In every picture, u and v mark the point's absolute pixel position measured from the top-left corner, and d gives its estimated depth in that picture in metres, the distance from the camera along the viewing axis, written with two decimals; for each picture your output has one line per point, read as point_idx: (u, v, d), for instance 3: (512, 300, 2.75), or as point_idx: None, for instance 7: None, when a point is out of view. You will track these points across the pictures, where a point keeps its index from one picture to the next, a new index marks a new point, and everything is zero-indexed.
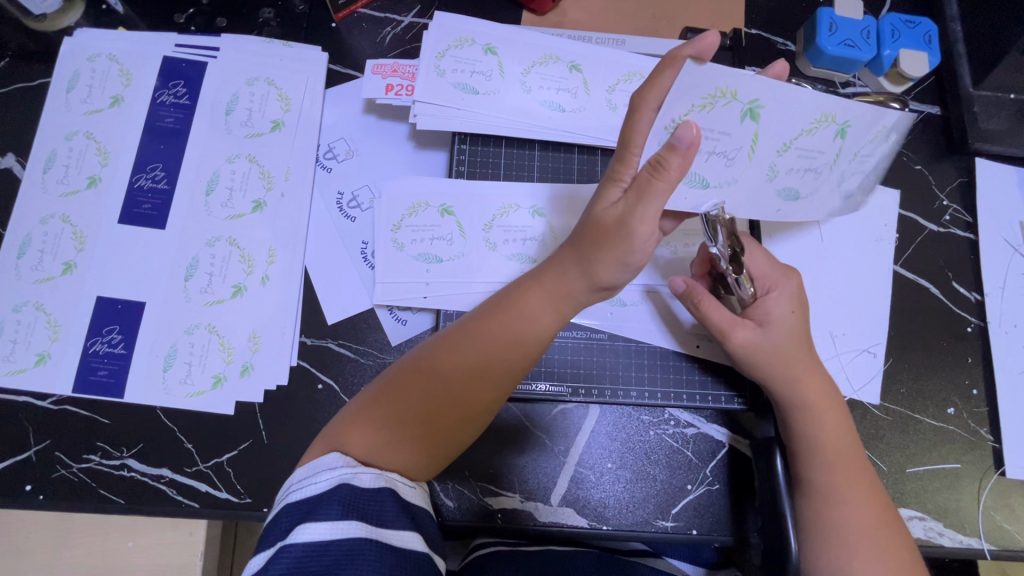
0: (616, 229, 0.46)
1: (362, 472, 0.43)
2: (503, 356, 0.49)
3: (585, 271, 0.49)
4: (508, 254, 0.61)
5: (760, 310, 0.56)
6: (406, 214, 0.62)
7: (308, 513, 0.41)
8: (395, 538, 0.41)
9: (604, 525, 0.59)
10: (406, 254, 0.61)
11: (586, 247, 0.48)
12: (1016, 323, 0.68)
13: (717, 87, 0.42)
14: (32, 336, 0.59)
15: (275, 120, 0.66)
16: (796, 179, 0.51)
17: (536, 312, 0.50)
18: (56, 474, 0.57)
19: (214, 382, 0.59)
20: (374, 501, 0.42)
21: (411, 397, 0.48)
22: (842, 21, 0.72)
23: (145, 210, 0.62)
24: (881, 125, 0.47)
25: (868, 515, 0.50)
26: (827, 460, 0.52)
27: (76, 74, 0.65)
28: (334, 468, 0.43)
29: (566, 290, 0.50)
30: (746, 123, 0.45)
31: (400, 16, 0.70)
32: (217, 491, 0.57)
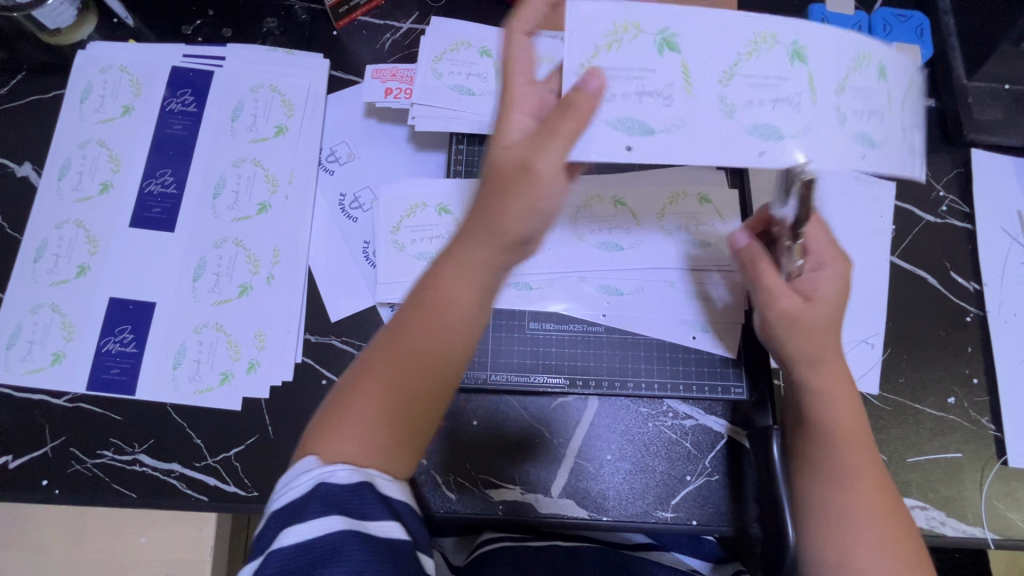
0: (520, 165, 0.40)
1: (334, 471, 0.39)
2: (438, 346, 0.42)
3: (495, 230, 0.41)
4: None
5: (808, 284, 0.51)
6: (405, 215, 0.64)
7: (290, 517, 0.38)
8: (379, 530, 0.39)
9: (604, 516, 0.60)
10: (407, 254, 0.63)
11: (494, 205, 0.41)
12: (1016, 312, 0.68)
13: (615, 23, 0.43)
14: (48, 336, 0.61)
15: (279, 125, 0.68)
16: (863, 124, 0.44)
17: (452, 293, 0.42)
18: (72, 469, 0.59)
19: (221, 378, 0.61)
20: (354, 495, 0.39)
21: (351, 418, 0.40)
22: (832, 17, 0.73)
23: (155, 214, 0.65)
24: (871, 46, 0.44)
25: (876, 509, 0.46)
26: (843, 451, 0.48)
27: (89, 85, 0.68)
28: (307, 471, 0.39)
29: (477, 260, 0.42)
30: (667, 55, 0.43)
31: (398, 23, 0.73)
32: (225, 485, 0.58)
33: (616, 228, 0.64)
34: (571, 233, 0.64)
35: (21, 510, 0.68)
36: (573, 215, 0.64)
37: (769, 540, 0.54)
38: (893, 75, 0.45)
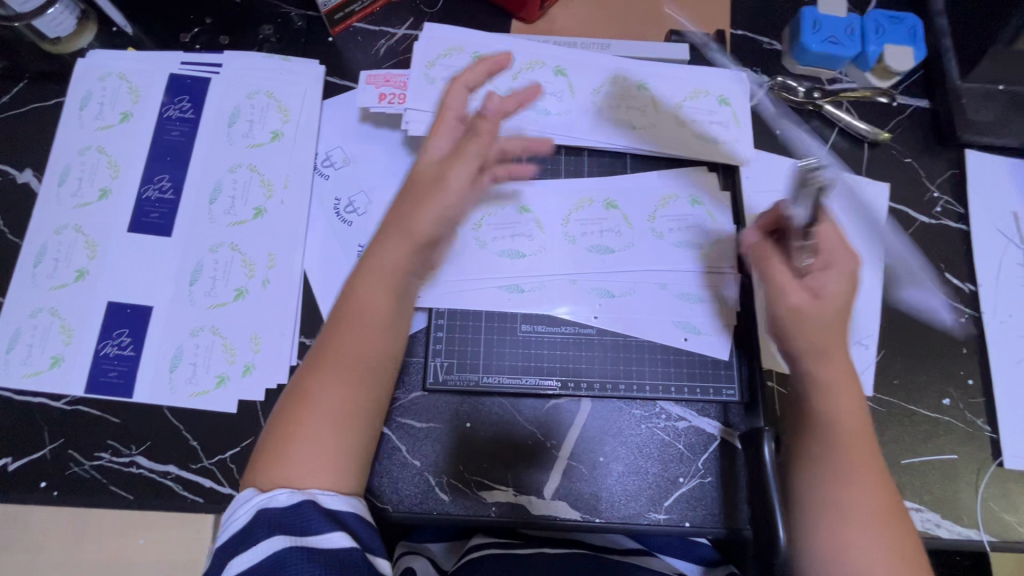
0: (412, 187, 0.54)
1: (275, 494, 0.46)
2: (350, 342, 0.51)
3: (405, 235, 0.52)
4: (498, 250, 0.64)
5: (813, 282, 0.51)
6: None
7: (237, 547, 0.45)
8: (321, 541, 0.45)
9: (597, 518, 0.60)
10: None
11: (403, 222, 0.52)
12: (1012, 313, 0.68)
13: None
14: (47, 340, 0.62)
15: (274, 130, 0.69)
16: None
17: (366, 302, 0.52)
18: (70, 471, 0.59)
19: (217, 381, 0.62)
20: (290, 515, 0.45)
21: (300, 429, 0.48)
22: (825, 19, 0.73)
23: (152, 219, 0.65)
24: None
25: (870, 507, 0.47)
26: (845, 446, 0.49)
27: (88, 93, 0.69)
28: (247, 500, 0.46)
29: (385, 268, 0.52)
30: None
31: (393, 28, 0.75)
32: (220, 486, 0.59)
33: (608, 231, 0.64)
34: (563, 235, 0.64)
35: (21, 512, 0.69)
36: (564, 218, 0.65)
37: (761, 542, 0.54)
38: None
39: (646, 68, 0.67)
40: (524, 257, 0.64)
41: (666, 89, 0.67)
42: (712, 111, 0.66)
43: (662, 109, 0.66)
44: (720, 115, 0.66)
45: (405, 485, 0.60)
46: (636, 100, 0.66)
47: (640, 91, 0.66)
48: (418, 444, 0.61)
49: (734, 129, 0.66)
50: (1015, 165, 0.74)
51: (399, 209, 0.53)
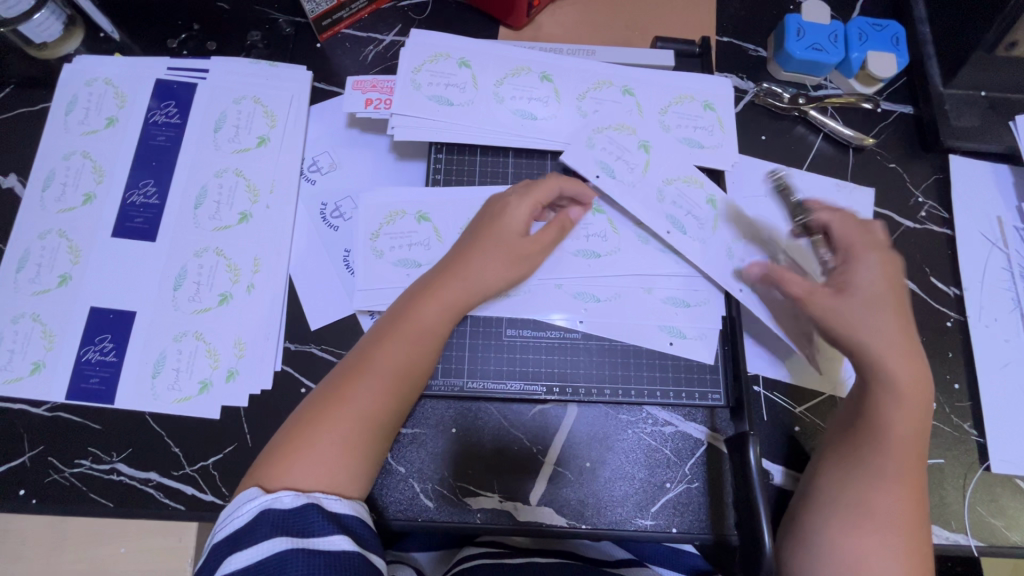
0: (500, 249, 0.58)
1: (281, 495, 0.47)
2: (402, 375, 0.54)
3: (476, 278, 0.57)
4: None
5: (842, 277, 0.56)
6: (384, 223, 0.64)
7: (234, 545, 0.45)
8: (322, 543, 0.45)
9: (583, 524, 0.60)
10: (386, 261, 0.63)
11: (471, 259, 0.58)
12: (997, 317, 0.68)
13: (619, 123, 0.65)
14: (28, 345, 0.61)
15: (261, 135, 0.69)
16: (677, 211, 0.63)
17: (424, 325, 0.56)
18: (49, 478, 0.59)
19: (200, 387, 0.61)
20: (298, 516, 0.46)
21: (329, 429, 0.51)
22: (809, 26, 0.74)
23: (137, 224, 0.65)
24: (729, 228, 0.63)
25: (899, 513, 0.51)
26: (892, 454, 0.52)
27: (74, 98, 0.69)
28: (253, 499, 0.47)
29: (449, 300, 0.57)
30: (642, 152, 0.65)
31: (380, 35, 0.76)
32: (202, 494, 0.59)
33: (594, 236, 0.64)
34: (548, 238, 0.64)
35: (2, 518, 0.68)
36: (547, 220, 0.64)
37: (746, 548, 0.54)
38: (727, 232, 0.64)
39: (630, 74, 0.68)
40: None
41: (651, 94, 0.67)
42: (696, 116, 0.66)
43: (647, 114, 0.66)
44: (704, 120, 0.66)
45: (391, 492, 0.60)
46: (628, 151, 0.64)
47: (625, 96, 0.67)
48: (404, 450, 0.61)
49: (719, 135, 0.66)
50: (998, 170, 0.74)
51: (485, 266, 0.58)
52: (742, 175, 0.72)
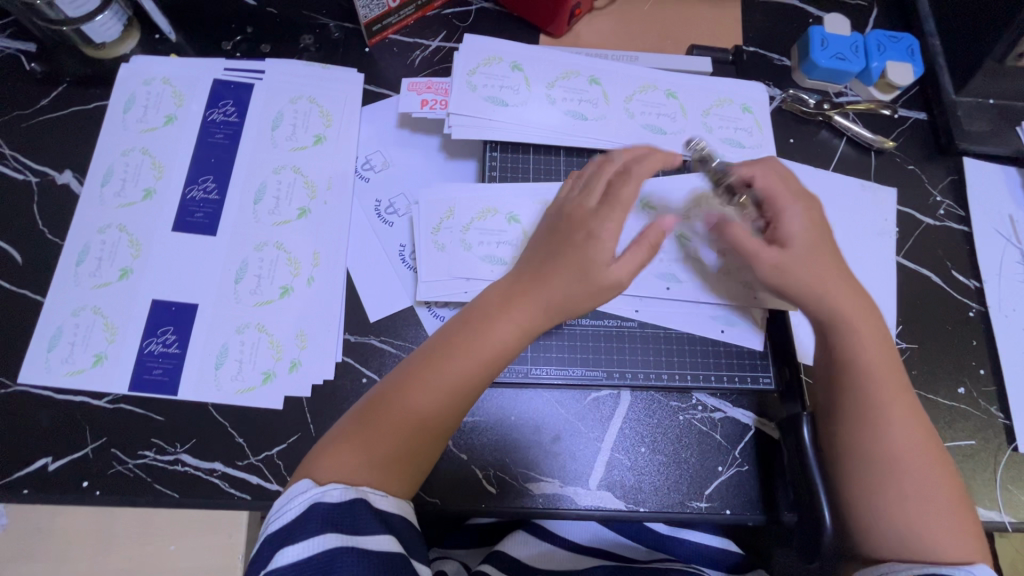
0: (580, 270, 0.57)
1: (330, 488, 0.48)
2: (458, 390, 0.54)
3: (539, 300, 0.56)
4: (483, 254, 0.64)
5: (780, 232, 0.58)
6: (475, 218, 0.66)
7: (286, 540, 0.46)
8: (369, 542, 0.47)
9: (641, 507, 0.62)
10: (447, 254, 0.65)
11: (542, 276, 0.57)
12: (1015, 307, 0.73)
13: (485, 206, 0.66)
14: (90, 338, 0.62)
15: (317, 134, 0.71)
16: (663, 267, 0.65)
17: (488, 343, 0.55)
18: (113, 470, 0.59)
19: (263, 378, 0.62)
20: (346, 512, 0.48)
21: (384, 435, 0.53)
22: (832, 38, 0.79)
23: (197, 219, 0.66)
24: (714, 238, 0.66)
25: (910, 442, 0.52)
26: (877, 382, 0.54)
27: (132, 96, 0.70)
28: (302, 493, 0.49)
29: (516, 322, 0.56)
30: (513, 225, 0.65)
31: (427, 41, 0.79)
32: (268, 483, 0.59)
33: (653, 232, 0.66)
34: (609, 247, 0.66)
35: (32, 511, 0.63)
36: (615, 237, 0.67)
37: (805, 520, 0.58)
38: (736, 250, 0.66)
39: (673, 79, 0.72)
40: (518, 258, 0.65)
41: (694, 98, 0.71)
42: (736, 119, 0.70)
43: (690, 116, 0.70)
44: (742, 122, 0.70)
45: (452, 478, 0.61)
46: (501, 234, 0.65)
47: (669, 99, 0.70)
48: (466, 436, 0.63)
49: (758, 136, 0.70)
50: (1007, 172, 0.79)
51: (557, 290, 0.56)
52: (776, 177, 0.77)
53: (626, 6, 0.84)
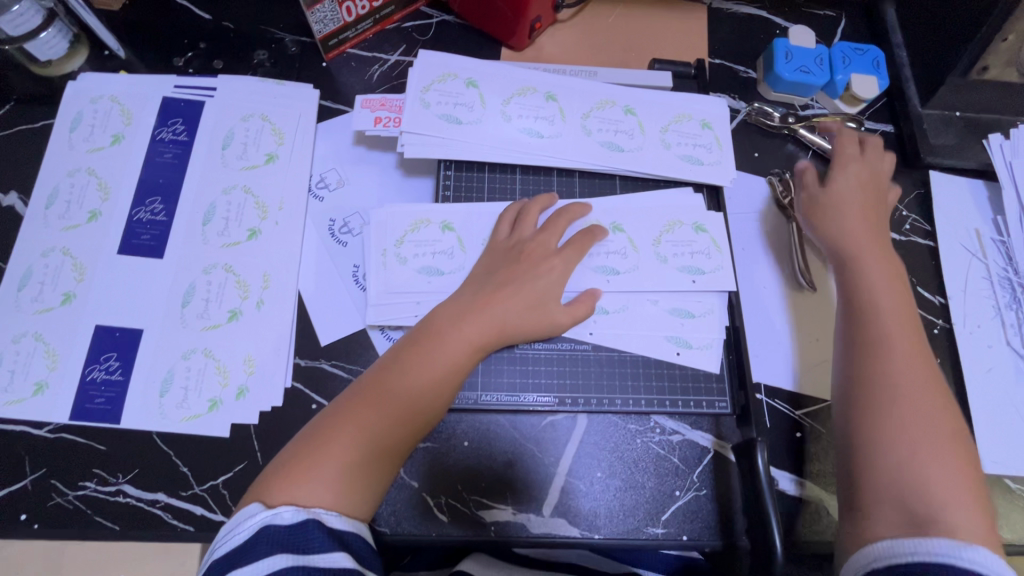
0: (523, 281, 0.59)
1: (282, 510, 0.48)
2: (414, 404, 0.54)
3: (488, 315, 0.57)
4: (417, 266, 0.63)
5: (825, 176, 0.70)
6: (408, 231, 0.64)
7: (232, 563, 0.45)
8: (322, 561, 0.45)
9: (596, 534, 0.60)
10: (409, 268, 0.63)
11: (488, 291, 0.59)
12: (980, 324, 0.72)
13: (416, 219, 0.65)
14: (31, 365, 0.60)
15: (269, 153, 0.70)
16: (603, 258, 0.64)
17: (439, 357, 0.55)
18: (52, 502, 0.57)
19: (210, 405, 0.61)
20: (297, 532, 0.46)
21: (337, 450, 0.51)
22: (796, 50, 0.78)
23: (144, 241, 0.65)
24: (649, 221, 0.66)
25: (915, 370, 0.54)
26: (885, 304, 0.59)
27: (79, 115, 0.69)
28: (253, 515, 0.47)
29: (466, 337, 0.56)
30: (447, 233, 0.64)
31: (385, 55, 0.77)
32: (212, 514, 0.58)
33: (614, 253, 0.65)
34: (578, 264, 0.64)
35: None
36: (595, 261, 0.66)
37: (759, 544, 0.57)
38: (687, 229, 0.66)
39: (631, 95, 0.70)
40: (448, 270, 0.63)
41: (652, 114, 0.70)
42: (694, 135, 0.69)
43: (648, 132, 0.69)
44: (702, 138, 0.69)
45: (401, 506, 0.60)
46: (435, 242, 0.64)
47: (627, 115, 0.69)
48: (416, 464, 0.61)
49: (717, 153, 0.69)
50: (974, 186, 0.78)
51: (508, 305, 0.58)
52: (739, 190, 0.75)
53: (589, 19, 0.83)
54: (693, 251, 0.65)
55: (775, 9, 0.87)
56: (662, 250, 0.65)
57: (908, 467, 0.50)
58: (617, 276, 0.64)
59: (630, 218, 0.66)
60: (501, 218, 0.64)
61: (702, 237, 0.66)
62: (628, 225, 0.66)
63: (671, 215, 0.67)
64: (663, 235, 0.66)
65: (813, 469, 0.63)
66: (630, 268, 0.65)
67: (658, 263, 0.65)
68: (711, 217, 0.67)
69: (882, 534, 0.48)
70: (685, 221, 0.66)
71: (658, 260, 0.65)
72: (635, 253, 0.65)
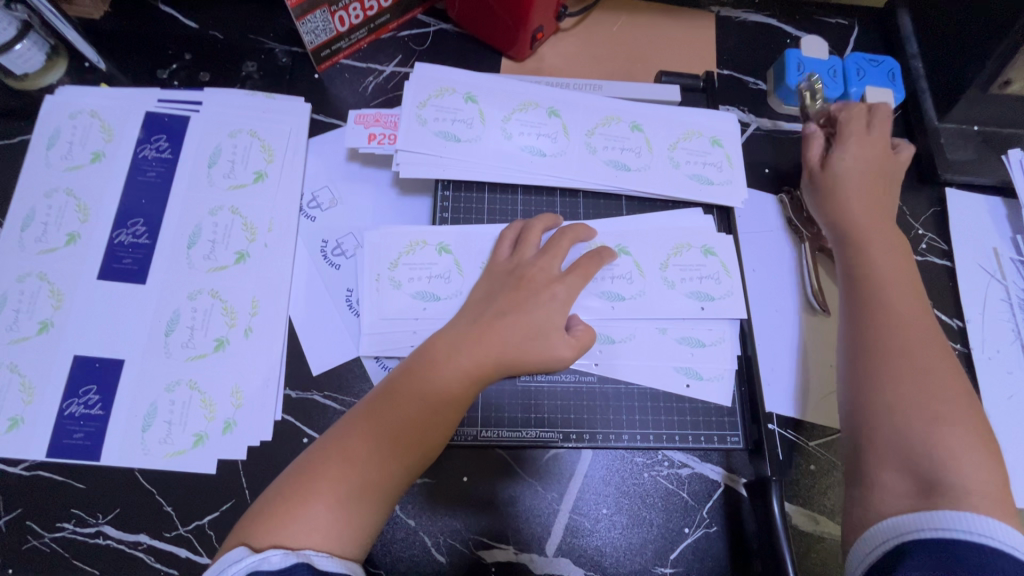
0: (524, 308, 0.55)
1: (269, 554, 0.44)
2: (411, 432, 0.51)
3: (488, 344, 0.53)
4: (413, 291, 0.60)
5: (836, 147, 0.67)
6: (402, 253, 0.61)
7: None
8: None
9: (601, 575, 0.58)
10: (404, 292, 0.60)
11: (486, 316, 0.55)
12: (1000, 349, 0.69)
13: (412, 240, 0.62)
14: (5, 399, 0.57)
15: (258, 170, 0.66)
16: (607, 283, 0.61)
17: (436, 385, 0.52)
18: (27, 545, 0.54)
19: (195, 440, 0.58)
20: None
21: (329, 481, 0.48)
22: (808, 61, 0.75)
23: (126, 265, 0.61)
24: (658, 246, 0.63)
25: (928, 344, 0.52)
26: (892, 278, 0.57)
27: (57, 130, 0.65)
28: (240, 560, 0.43)
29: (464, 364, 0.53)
30: (444, 256, 0.61)
31: (380, 66, 0.74)
32: (197, 556, 0.55)
33: (620, 277, 0.62)
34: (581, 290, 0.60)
35: None
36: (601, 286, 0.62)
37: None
38: (695, 252, 0.63)
39: (637, 110, 0.68)
40: (443, 296, 0.60)
41: (659, 130, 0.67)
42: (704, 152, 0.66)
43: (656, 150, 0.66)
44: (711, 156, 0.66)
45: (398, 548, 0.57)
46: (433, 266, 0.61)
47: (633, 132, 0.66)
48: (413, 501, 0.58)
49: (727, 172, 0.66)
50: (992, 203, 0.76)
51: (508, 333, 0.54)
52: (751, 208, 0.71)
53: (593, 28, 0.80)
54: (701, 276, 0.62)
55: (786, 17, 0.83)
56: (669, 274, 0.62)
57: (923, 426, 0.48)
58: (622, 303, 0.61)
59: (638, 242, 0.63)
60: (501, 237, 0.61)
61: (710, 261, 0.63)
62: (635, 248, 0.63)
63: (679, 237, 0.64)
64: (670, 258, 0.63)
65: (829, 504, 0.60)
66: (636, 293, 0.62)
67: (665, 287, 0.62)
68: (721, 239, 0.64)
69: (893, 506, 0.46)
70: (694, 244, 0.63)
71: (665, 284, 0.62)
72: (641, 279, 0.62)
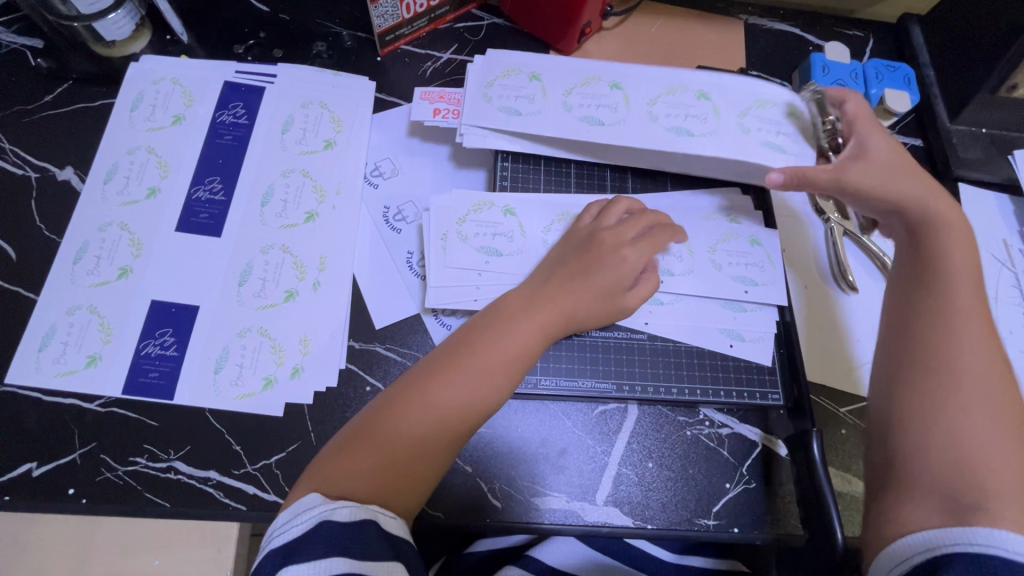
0: (586, 275, 0.59)
1: (339, 507, 0.45)
2: (464, 399, 0.52)
3: (542, 315, 0.57)
4: (478, 245, 0.64)
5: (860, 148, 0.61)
6: (471, 210, 0.65)
7: (287, 559, 0.42)
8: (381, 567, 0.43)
9: (648, 524, 0.60)
10: (469, 245, 0.64)
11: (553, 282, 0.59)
12: (1013, 330, 0.74)
13: (479, 200, 0.66)
14: (85, 337, 0.60)
15: (328, 139, 0.71)
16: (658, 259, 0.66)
17: (489, 353, 0.54)
18: (101, 476, 0.56)
19: (264, 383, 0.60)
20: (355, 533, 0.44)
21: (387, 440, 0.50)
22: (833, 64, 0.82)
23: (202, 219, 0.65)
24: (705, 229, 0.68)
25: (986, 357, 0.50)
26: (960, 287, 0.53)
27: (140, 95, 0.70)
28: (312, 508, 0.45)
29: (515, 338, 0.55)
30: (508, 217, 0.66)
31: (438, 53, 0.79)
32: (264, 494, 0.57)
33: (670, 255, 0.66)
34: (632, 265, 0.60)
35: None
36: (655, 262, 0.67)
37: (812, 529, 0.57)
38: (743, 241, 0.68)
39: (703, 79, 0.69)
40: (503, 255, 0.64)
41: (727, 98, 0.67)
42: (776, 121, 0.66)
43: (725, 118, 0.66)
44: (785, 126, 0.66)
45: (457, 491, 0.60)
46: (497, 225, 0.65)
47: (700, 100, 0.67)
48: (472, 448, 0.61)
49: (805, 137, 0.65)
50: (1000, 199, 0.82)
51: (567, 299, 0.58)
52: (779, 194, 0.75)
53: (634, 28, 0.87)
54: (747, 264, 0.67)
55: (808, 27, 0.91)
56: (716, 258, 0.67)
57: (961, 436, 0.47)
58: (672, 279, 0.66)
59: (686, 221, 0.68)
60: (586, 209, 0.66)
61: (756, 250, 0.68)
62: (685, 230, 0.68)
63: (728, 227, 0.68)
64: (718, 244, 0.68)
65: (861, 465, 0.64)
66: (685, 270, 0.66)
67: (711, 269, 0.66)
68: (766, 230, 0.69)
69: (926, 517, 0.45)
70: (742, 233, 0.68)
71: (712, 266, 0.66)
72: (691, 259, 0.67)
